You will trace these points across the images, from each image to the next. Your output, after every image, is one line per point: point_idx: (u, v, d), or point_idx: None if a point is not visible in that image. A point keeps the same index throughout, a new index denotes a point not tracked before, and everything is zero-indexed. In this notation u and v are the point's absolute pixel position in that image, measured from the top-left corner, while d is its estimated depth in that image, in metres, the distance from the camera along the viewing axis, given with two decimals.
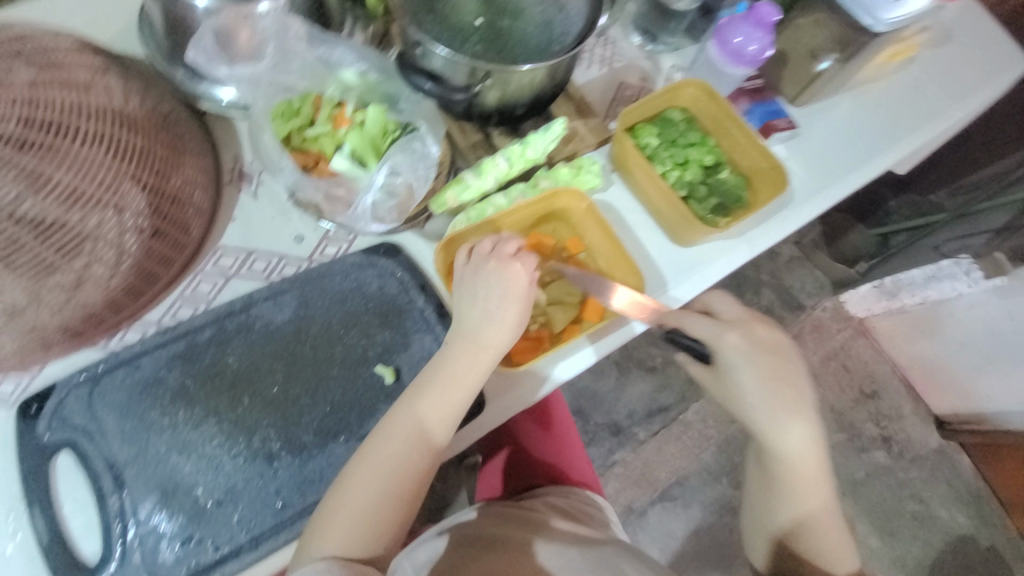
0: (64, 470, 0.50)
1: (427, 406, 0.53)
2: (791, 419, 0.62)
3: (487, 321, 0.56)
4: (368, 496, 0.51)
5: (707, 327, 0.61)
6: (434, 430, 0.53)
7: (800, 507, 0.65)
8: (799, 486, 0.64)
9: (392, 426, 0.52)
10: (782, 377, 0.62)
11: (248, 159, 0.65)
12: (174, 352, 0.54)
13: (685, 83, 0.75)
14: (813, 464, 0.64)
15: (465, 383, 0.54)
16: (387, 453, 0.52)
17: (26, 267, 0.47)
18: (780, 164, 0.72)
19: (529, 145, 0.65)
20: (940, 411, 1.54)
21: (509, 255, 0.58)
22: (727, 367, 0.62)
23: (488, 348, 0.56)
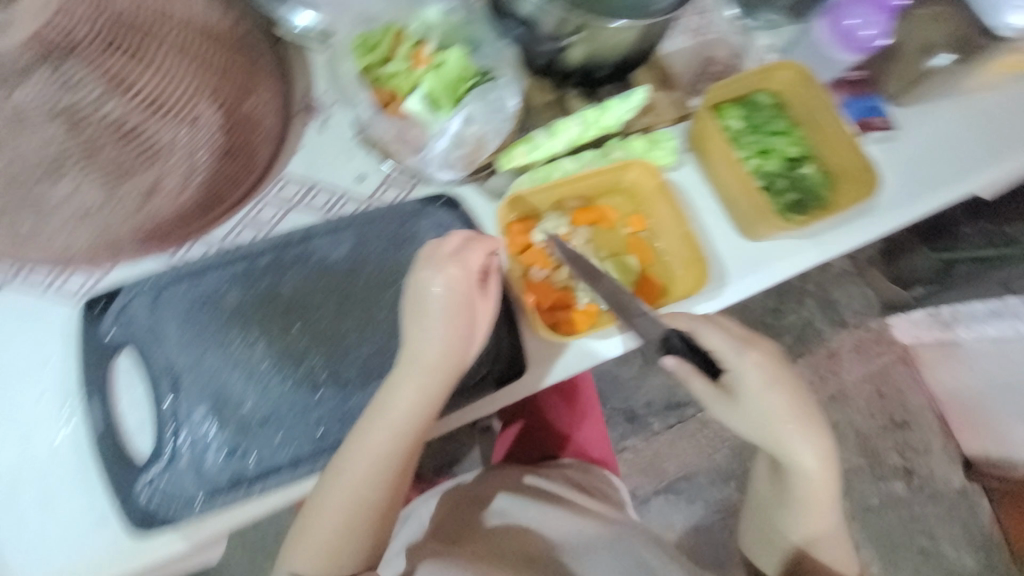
0: (124, 370, 0.53)
1: (370, 437, 0.50)
2: (808, 446, 0.60)
3: (425, 338, 0.51)
4: (329, 524, 0.51)
5: (728, 351, 0.57)
6: (383, 458, 0.51)
7: (813, 522, 0.65)
8: (813, 506, 0.63)
9: (343, 457, 0.50)
10: (800, 401, 0.59)
11: (320, 90, 0.63)
12: (235, 272, 0.55)
13: (781, 65, 0.69)
14: (830, 485, 0.62)
15: (407, 404, 0.51)
16: (340, 488, 0.50)
17: (108, 167, 0.48)
18: (872, 166, 0.66)
19: (608, 109, 0.62)
20: (970, 453, 1.47)
21: (448, 257, 0.52)
22: (745, 393, 0.58)
23: (433, 364, 0.51)
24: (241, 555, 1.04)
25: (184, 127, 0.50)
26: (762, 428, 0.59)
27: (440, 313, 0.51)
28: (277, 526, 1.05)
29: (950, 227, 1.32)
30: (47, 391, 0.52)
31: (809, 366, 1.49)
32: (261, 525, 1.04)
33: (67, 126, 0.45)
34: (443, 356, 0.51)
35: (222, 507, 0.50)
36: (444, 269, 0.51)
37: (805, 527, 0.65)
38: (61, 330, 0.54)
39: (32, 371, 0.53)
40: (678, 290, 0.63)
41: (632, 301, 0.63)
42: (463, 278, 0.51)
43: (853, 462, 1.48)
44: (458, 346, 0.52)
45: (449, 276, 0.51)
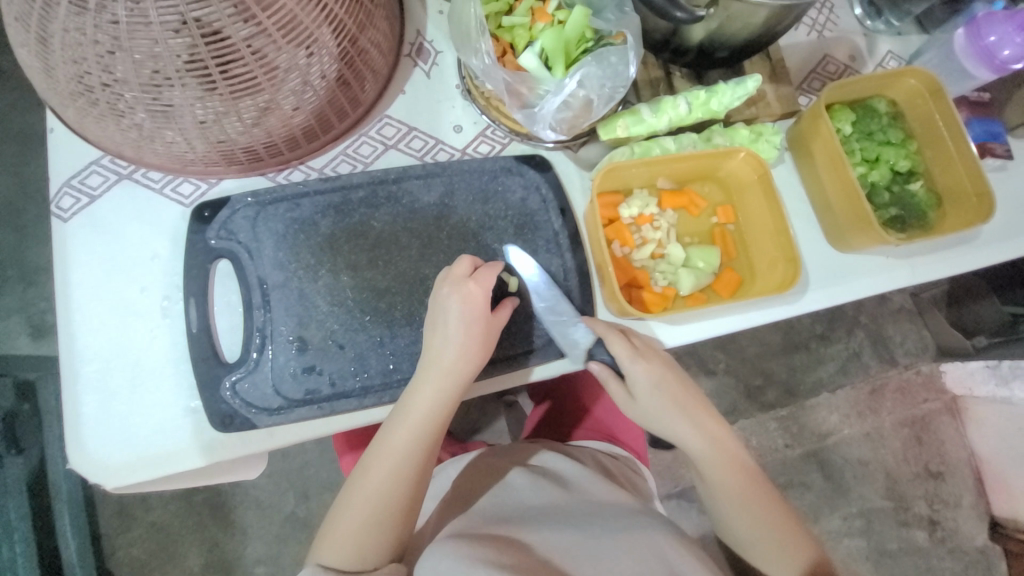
0: (221, 275, 0.55)
1: (394, 432, 0.51)
2: (696, 429, 0.60)
3: (442, 346, 0.51)
4: (354, 520, 0.51)
5: (626, 356, 0.56)
6: (407, 455, 0.51)
7: (750, 514, 0.59)
8: (733, 494, 0.59)
9: (372, 453, 0.52)
10: (682, 388, 0.60)
11: (430, 34, 0.65)
12: (330, 202, 0.57)
13: (909, 71, 0.65)
14: (734, 460, 0.60)
15: (425, 403, 0.51)
16: (370, 480, 0.51)
17: (236, 81, 0.48)
18: (990, 191, 0.62)
19: (717, 94, 0.59)
20: (999, 513, 1.42)
21: (464, 277, 0.52)
22: (639, 394, 0.58)
23: (448, 370, 0.51)
24: (265, 481, 1.08)
25: (309, 53, 0.51)
26: (659, 417, 0.59)
27: (457, 326, 0.51)
28: (305, 458, 1.09)
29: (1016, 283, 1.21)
30: (149, 285, 0.56)
31: (848, 398, 1.44)
32: (289, 455, 1.09)
33: (204, 32, 0.45)
34: (459, 363, 0.51)
35: (293, 421, 0.52)
36: (460, 286, 0.51)
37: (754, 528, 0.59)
38: (169, 231, 0.57)
39: (138, 264, 0.56)
40: (760, 284, 0.61)
41: (707, 292, 0.62)
42: (480, 293, 0.52)
43: (878, 503, 1.43)
44: (470, 358, 0.52)
45: (466, 292, 0.51)
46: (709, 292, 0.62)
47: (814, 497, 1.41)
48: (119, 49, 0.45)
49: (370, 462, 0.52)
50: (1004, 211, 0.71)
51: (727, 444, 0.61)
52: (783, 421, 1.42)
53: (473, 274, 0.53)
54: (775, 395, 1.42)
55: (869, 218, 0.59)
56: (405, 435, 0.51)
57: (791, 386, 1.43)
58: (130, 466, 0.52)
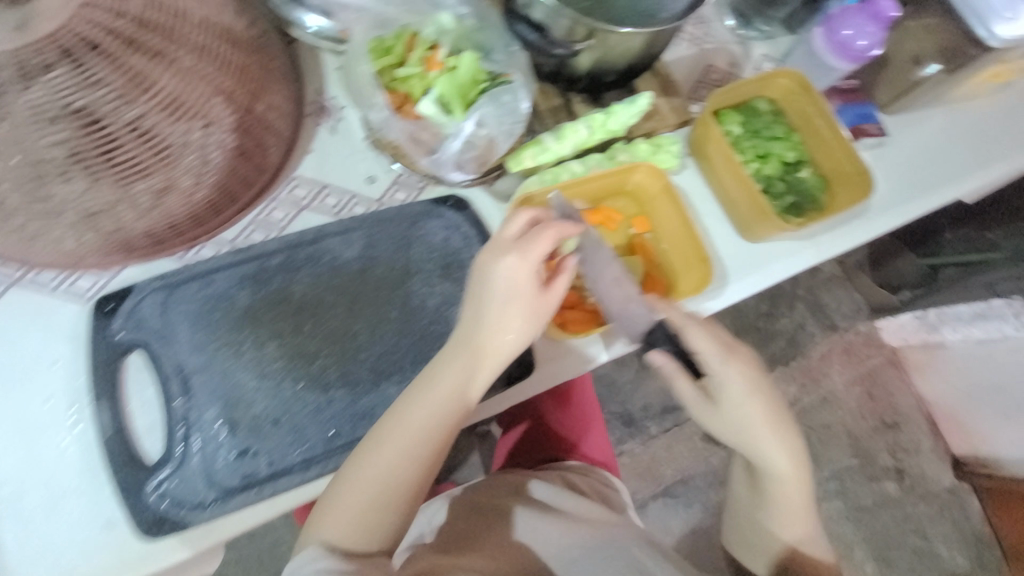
0: (135, 369, 0.52)
1: (414, 410, 0.50)
2: (783, 449, 0.62)
3: (479, 323, 0.52)
4: (357, 499, 0.48)
5: (713, 357, 0.58)
6: (427, 434, 0.50)
7: (787, 526, 0.66)
8: (790, 508, 0.65)
9: (387, 428, 0.50)
10: (782, 411, 0.62)
11: (330, 91, 0.65)
12: (246, 272, 0.55)
13: (778, 73, 0.72)
14: (802, 486, 0.65)
15: (450, 383, 0.51)
16: (378, 457, 0.49)
17: (123, 166, 0.47)
18: (868, 169, 0.68)
19: (613, 114, 0.63)
20: (958, 451, 1.51)
21: (507, 243, 0.52)
22: (726, 399, 0.60)
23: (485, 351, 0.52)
24: (235, 568, 1.02)
25: (206, 125, 0.50)
26: (740, 428, 0.61)
27: (500, 301, 0.51)
28: (274, 536, 1.03)
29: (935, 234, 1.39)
30: (54, 394, 0.52)
31: (801, 368, 1.51)
32: (257, 535, 1.03)
33: (83, 121, 0.45)
34: (493, 344, 0.52)
35: (232, 510, 0.49)
36: (508, 257, 0.51)
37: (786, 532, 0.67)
38: (71, 332, 0.54)
39: (38, 374, 0.52)
40: (682, 289, 0.64)
41: None
42: (527, 264, 0.51)
43: (847, 463, 1.50)
44: (507, 334, 0.52)
45: (512, 264, 0.51)
46: None
47: None
48: None
49: (381, 439, 0.50)
50: (894, 180, 0.79)
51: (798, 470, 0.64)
52: None
53: (517, 238, 0.52)
54: None
55: (763, 208, 0.65)
56: (428, 413, 0.50)
57: None
58: None
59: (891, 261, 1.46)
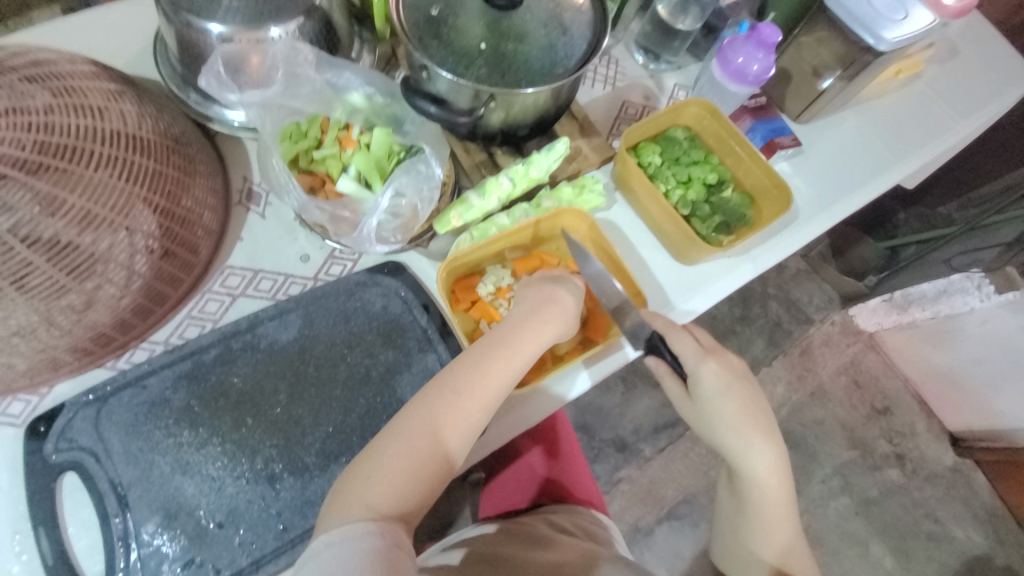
0: (70, 490, 0.51)
1: (492, 368, 0.51)
2: (760, 451, 0.60)
3: (547, 301, 0.57)
4: (417, 454, 0.48)
5: (692, 353, 0.60)
6: (498, 395, 0.51)
7: (768, 536, 0.62)
8: (774, 520, 0.62)
9: (467, 381, 0.50)
10: (759, 412, 0.61)
11: (257, 177, 0.67)
12: (180, 371, 0.54)
13: (687, 102, 0.75)
14: (784, 495, 0.61)
15: (525, 355, 0.53)
16: (448, 411, 0.49)
17: (39, 289, 0.48)
18: (785, 182, 0.71)
19: (532, 164, 0.65)
20: (954, 427, 1.51)
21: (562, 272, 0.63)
22: (702, 395, 0.60)
23: (556, 325, 0.56)
24: None
25: (128, 229, 0.52)
26: (719, 429, 0.60)
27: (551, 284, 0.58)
28: None
29: (890, 215, 1.40)
30: None
31: (785, 366, 1.52)
32: None
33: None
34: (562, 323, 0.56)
35: None
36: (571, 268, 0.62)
37: (769, 546, 0.63)
38: (3, 458, 0.52)
39: None
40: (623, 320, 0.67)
41: (583, 343, 0.67)
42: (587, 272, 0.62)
43: (846, 456, 1.48)
44: (564, 313, 0.57)
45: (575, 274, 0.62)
46: (585, 339, 0.67)
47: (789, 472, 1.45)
48: None
49: (458, 390, 0.50)
50: (817, 185, 0.82)
51: (781, 478, 0.61)
52: None
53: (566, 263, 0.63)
54: None
55: (690, 235, 0.67)
56: (506, 373, 0.52)
57: None
58: None
59: (851, 249, 1.50)
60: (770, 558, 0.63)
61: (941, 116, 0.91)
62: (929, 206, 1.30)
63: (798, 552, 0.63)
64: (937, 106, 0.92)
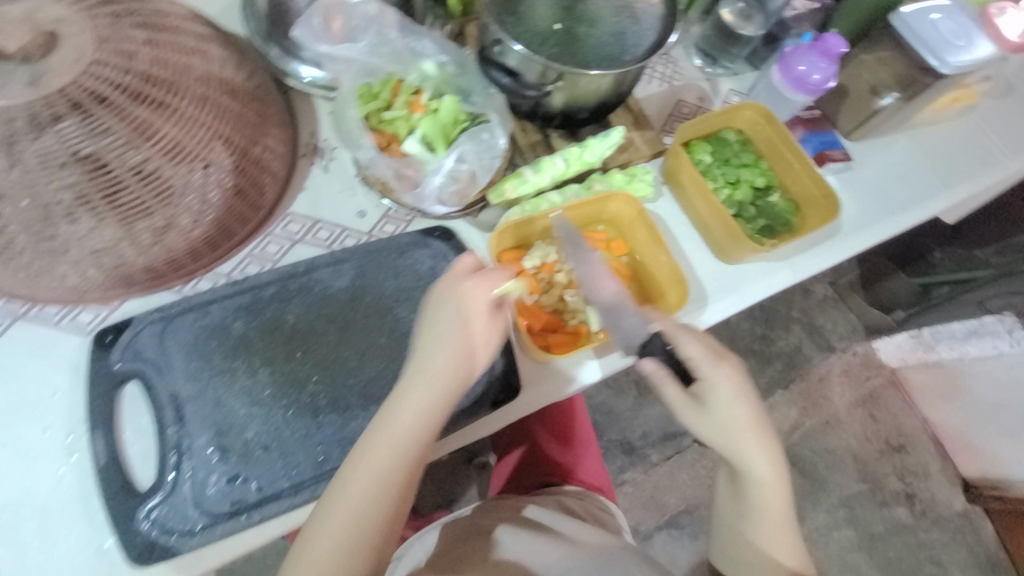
0: (131, 398, 0.54)
1: (382, 443, 0.49)
2: (762, 455, 0.60)
3: (433, 353, 0.51)
4: (337, 537, 0.48)
5: (701, 359, 0.59)
6: (394, 467, 0.49)
7: (770, 543, 0.62)
8: (771, 524, 0.62)
9: (356, 461, 0.49)
10: (764, 419, 0.61)
11: (324, 134, 0.70)
12: (240, 303, 0.58)
13: (743, 105, 0.76)
14: (781, 498, 0.62)
15: (417, 416, 0.50)
16: (346, 504, 0.48)
17: (126, 206, 0.52)
18: (834, 193, 0.72)
19: (588, 148, 0.67)
20: (968, 474, 1.48)
21: (465, 276, 0.53)
22: (715, 402, 0.59)
23: (439, 375, 0.51)
24: None
25: (206, 166, 0.55)
26: (727, 434, 0.60)
27: (453, 325, 0.52)
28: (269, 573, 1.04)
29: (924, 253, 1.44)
30: (53, 423, 0.53)
31: (802, 391, 1.50)
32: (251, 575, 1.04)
33: (92, 167, 0.49)
34: (454, 367, 0.51)
35: (218, 538, 0.49)
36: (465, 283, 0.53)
37: (766, 552, 0.63)
38: (70, 363, 0.55)
39: (38, 403, 0.53)
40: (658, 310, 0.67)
41: None
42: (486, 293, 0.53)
43: (855, 489, 1.46)
44: (459, 361, 0.52)
45: (469, 288, 0.52)
46: None
47: (793, 496, 1.44)
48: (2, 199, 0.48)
49: (351, 471, 0.49)
50: (862, 203, 0.83)
51: (779, 482, 0.62)
52: None
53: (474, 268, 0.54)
54: None
55: (735, 232, 0.68)
56: (395, 445, 0.49)
57: None
58: None
59: (882, 282, 1.51)
60: (766, 563, 0.63)
61: (995, 149, 0.91)
62: (962, 247, 1.38)
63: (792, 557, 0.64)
64: (992, 139, 0.91)
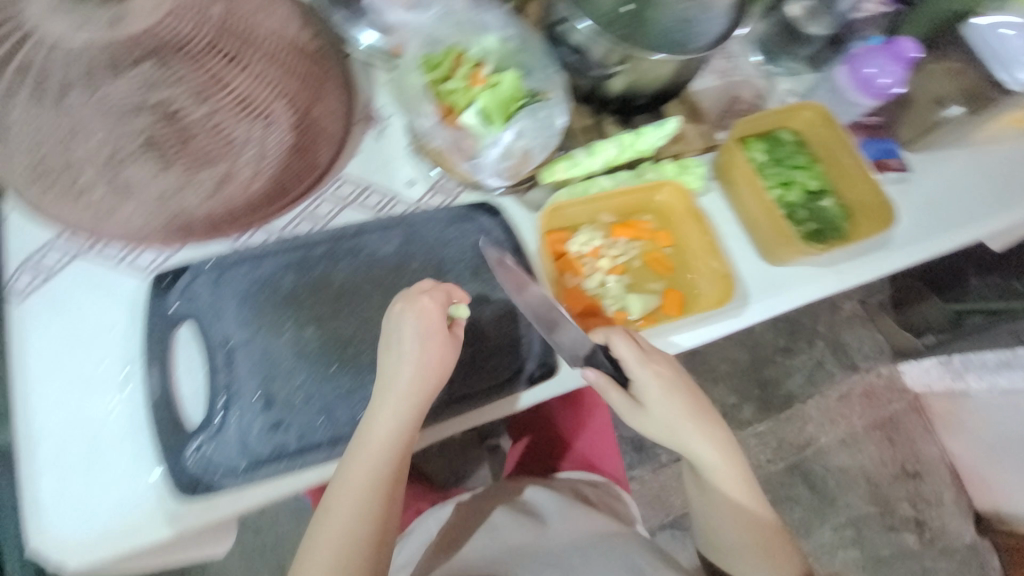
0: (184, 340, 0.56)
1: (357, 463, 0.51)
2: (706, 439, 0.62)
3: (391, 379, 0.52)
4: (334, 551, 0.51)
5: (633, 360, 0.58)
6: (374, 484, 0.51)
7: (733, 516, 0.64)
8: (730, 499, 0.64)
9: (337, 480, 0.52)
10: (698, 403, 0.62)
11: (379, 101, 0.70)
12: (291, 259, 0.59)
13: (802, 105, 0.75)
14: (737, 472, 0.63)
15: (381, 436, 0.51)
16: (333, 524, 0.51)
17: (195, 153, 0.53)
18: (889, 201, 0.70)
19: (643, 136, 0.66)
20: (981, 506, 1.44)
21: (418, 294, 0.54)
22: (648, 400, 0.60)
23: (401, 393, 0.52)
24: (250, 556, 1.06)
25: (266, 124, 0.56)
26: (663, 426, 0.62)
27: (410, 346, 0.52)
28: (285, 529, 1.07)
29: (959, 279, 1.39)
30: (107, 358, 0.55)
31: (820, 407, 1.47)
32: (269, 529, 1.07)
33: (158, 117, 0.51)
34: (418, 384, 0.52)
35: (261, 480, 0.52)
36: (413, 304, 0.53)
37: (732, 522, 0.65)
38: (127, 302, 0.57)
39: (96, 337, 0.55)
40: (702, 303, 0.66)
41: (659, 313, 0.66)
42: (429, 311, 0.53)
43: (864, 511, 1.44)
44: (423, 379, 0.52)
45: (421, 307, 0.53)
46: (660, 313, 0.66)
47: (802, 511, 1.42)
48: (79, 133, 0.51)
49: (334, 492, 0.52)
50: (914, 216, 0.80)
51: (730, 456, 0.63)
52: (763, 436, 1.44)
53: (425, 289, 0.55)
54: (750, 412, 1.45)
55: (786, 232, 0.67)
56: (368, 464, 0.51)
57: (765, 403, 1.46)
58: (88, 548, 0.50)
59: (913, 304, 1.46)
60: (735, 533, 0.65)
61: None
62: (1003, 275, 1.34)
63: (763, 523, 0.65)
64: None
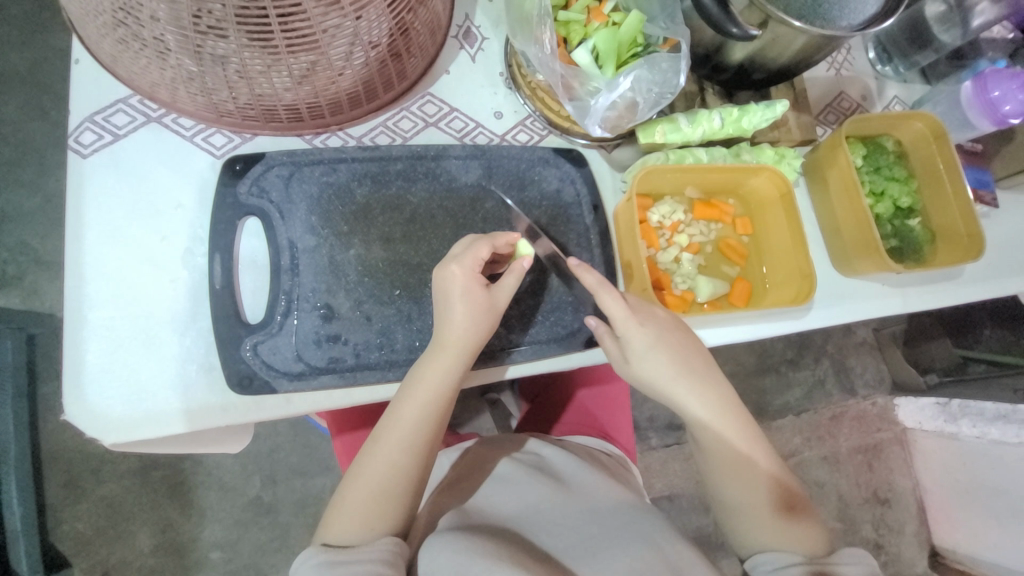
0: (249, 232, 0.54)
1: (407, 404, 0.50)
2: (698, 391, 0.57)
3: (446, 319, 0.50)
4: (372, 490, 0.49)
5: (619, 314, 0.54)
6: (418, 427, 0.50)
7: (736, 475, 0.58)
8: (731, 458, 0.58)
9: (386, 420, 0.50)
10: (687, 350, 0.57)
11: (478, 19, 0.64)
12: (366, 171, 0.56)
13: (917, 115, 0.69)
14: (738, 429, 0.58)
15: (431, 380, 0.50)
16: (378, 459, 0.49)
17: (295, 34, 0.44)
18: (981, 233, 0.67)
19: (749, 113, 0.61)
20: (939, 542, 1.34)
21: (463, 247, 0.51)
22: (635, 351, 0.55)
23: (455, 341, 0.50)
24: (231, 461, 1.03)
25: (357, 18, 0.46)
26: (650, 377, 0.57)
27: (465, 295, 0.49)
28: (273, 442, 1.04)
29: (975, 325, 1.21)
30: (172, 236, 0.53)
31: (809, 422, 1.36)
32: (255, 438, 1.04)
33: None
34: (470, 334, 0.50)
35: (314, 389, 0.51)
36: (466, 253, 0.50)
37: (738, 485, 0.58)
38: (197, 180, 0.55)
39: (161, 211, 0.53)
40: (770, 299, 0.65)
41: (723, 301, 0.65)
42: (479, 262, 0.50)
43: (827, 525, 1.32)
44: (473, 330, 0.50)
45: (475, 254, 0.50)
46: (724, 301, 0.65)
47: None
48: None
49: (380, 432, 0.50)
50: (992, 256, 0.76)
51: (733, 412, 0.59)
52: None
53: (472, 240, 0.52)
54: None
55: (875, 243, 0.63)
56: (417, 406, 0.50)
57: (760, 408, 1.35)
58: (131, 421, 0.49)
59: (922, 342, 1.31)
60: (744, 499, 0.58)
61: None
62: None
63: (771, 481, 0.58)
64: None
